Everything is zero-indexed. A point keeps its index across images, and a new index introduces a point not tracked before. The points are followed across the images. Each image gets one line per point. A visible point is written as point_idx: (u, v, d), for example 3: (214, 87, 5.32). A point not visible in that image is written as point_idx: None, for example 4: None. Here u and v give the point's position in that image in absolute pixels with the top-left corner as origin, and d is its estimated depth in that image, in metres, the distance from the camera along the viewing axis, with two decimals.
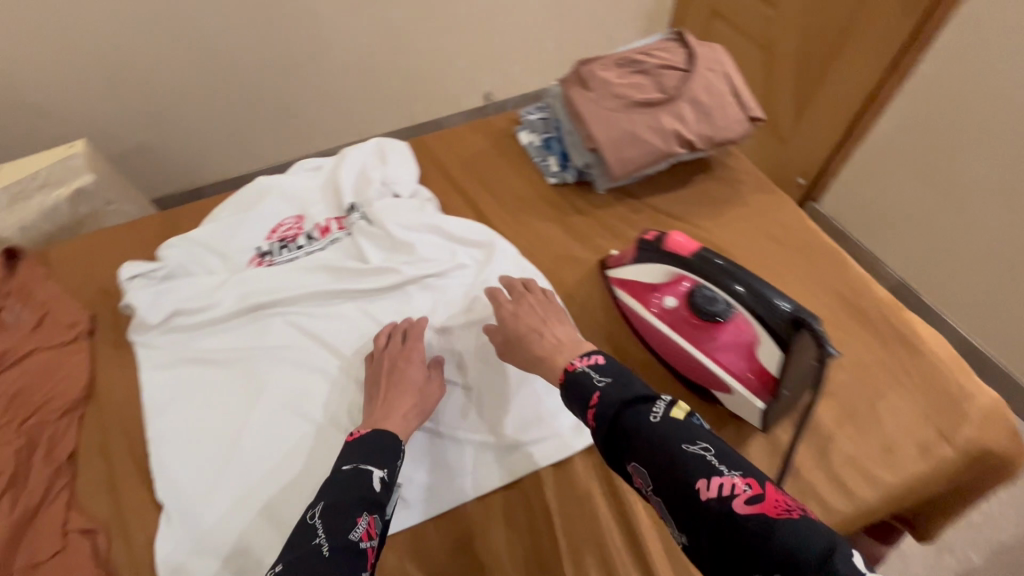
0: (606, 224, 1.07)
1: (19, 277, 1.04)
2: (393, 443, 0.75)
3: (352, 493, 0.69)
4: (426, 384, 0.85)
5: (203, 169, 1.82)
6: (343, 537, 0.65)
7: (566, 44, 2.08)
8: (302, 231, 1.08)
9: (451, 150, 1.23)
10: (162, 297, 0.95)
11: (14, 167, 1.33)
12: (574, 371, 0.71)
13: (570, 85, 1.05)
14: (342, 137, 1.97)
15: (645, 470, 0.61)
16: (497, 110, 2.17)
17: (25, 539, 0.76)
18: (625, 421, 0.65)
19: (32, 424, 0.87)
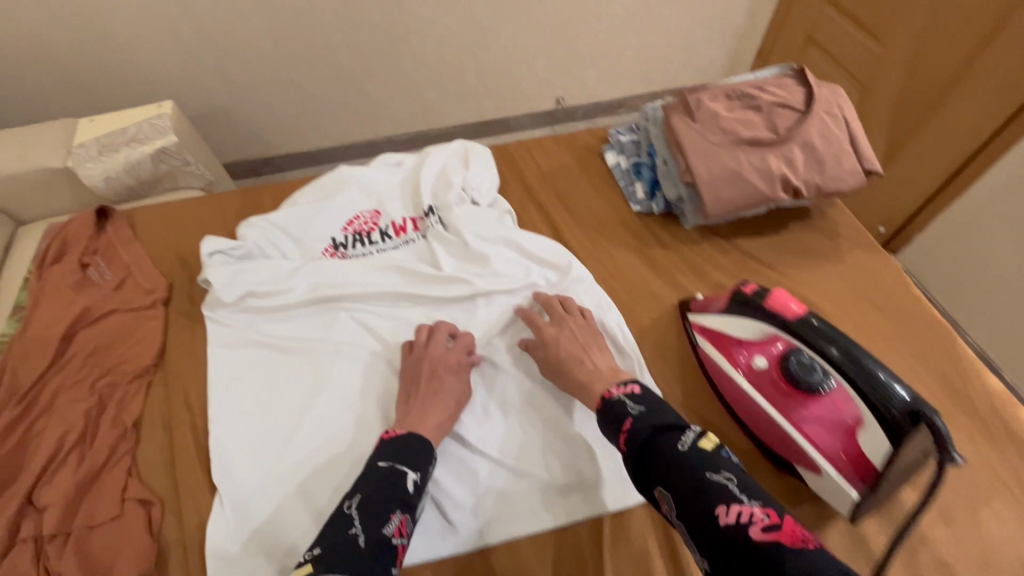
0: (689, 262, 1.02)
1: (108, 236, 1.08)
2: (428, 445, 0.74)
3: (385, 490, 0.68)
4: (463, 395, 0.83)
5: (274, 140, 1.88)
6: (376, 532, 0.64)
7: (651, 58, 2.01)
8: (378, 226, 1.07)
9: (532, 161, 1.20)
10: (238, 276, 0.95)
11: (107, 120, 1.38)
12: (611, 399, 0.71)
13: (674, 112, 1.00)
14: (411, 125, 1.98)
15: (668, 493, 0.59)
16: (567, 115, 2.12)
17: (87, 500, 0.78)
18: (653, 447, 0.63)
19: (105, 385, 0.89)
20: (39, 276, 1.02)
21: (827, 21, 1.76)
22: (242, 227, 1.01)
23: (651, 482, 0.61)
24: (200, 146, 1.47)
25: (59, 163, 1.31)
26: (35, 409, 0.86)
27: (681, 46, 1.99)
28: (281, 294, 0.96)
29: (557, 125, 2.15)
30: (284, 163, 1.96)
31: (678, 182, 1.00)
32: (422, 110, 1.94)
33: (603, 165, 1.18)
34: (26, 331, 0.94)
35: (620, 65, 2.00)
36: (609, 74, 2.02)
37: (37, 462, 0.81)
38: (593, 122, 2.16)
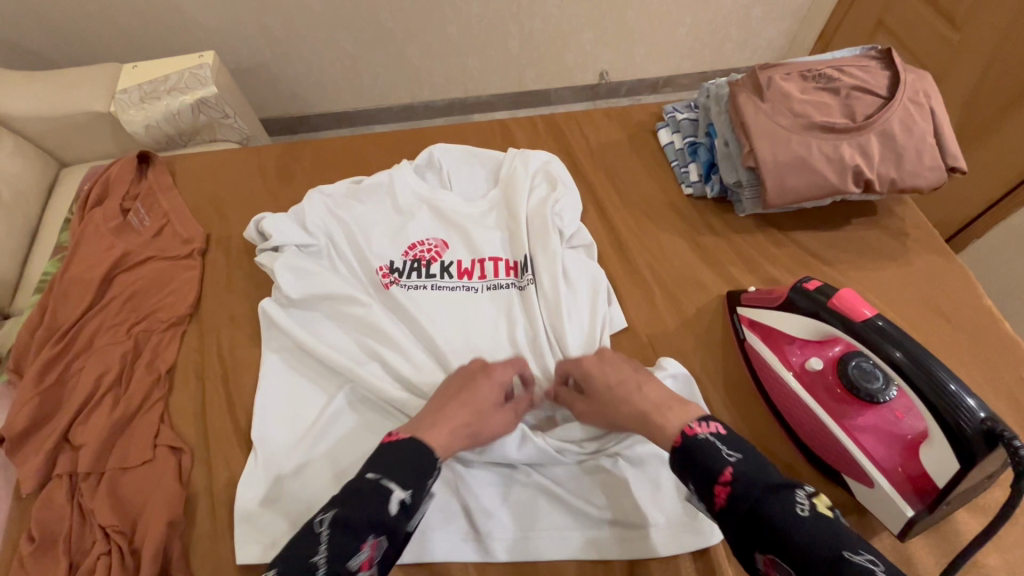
0: (740, 252, 0.97)
1: (148, 183, 1.08)
2: (426, 461, 0.63)
3: (363, 509, 0.58)
4: (493, 410, 0.73)
5: (311, 97, 1.85)
6: (340, 562, 0.54)
7: (705, 35, 1.89)
8: (440, 259, 0.93)
9: (580, 135, 1.15)
10: (299, 277, 0.90)
11: (150, 66, 1.37)
12: (696, 438, 0.61)
13: (742, 90, 0.93)
14: (449, 90, 1.92)
15: (787, 566, 0.51)
16: (609, 90, 2.04)
17: (120, 442, 0.79)
18: (765, 510, 0.53)
19: (141, 331, 0.89)
20: (82, 218, 1.02)
21: (898, 3, 1.63)
22: (303, 202, 0.96)
23: (759, 546, 0.54)
24: (239, 100, 1.45)
25: (103, 107, 1.31)
26: (73, 347, 0.87)
27: (740, 23, 1.86)
28: (333, 297, 0.89)
29: (598, 100, 2.06)
30: (321, 121, 1.95)
31: (739, 166, 0.93)
32: (461, 76, 1.88)
33: (655, 144, 1.13)
34: (67, 270, 0.94)
35: (671, 41, 1.89)
36: (658, 50, 1.91)
37: (74, 401, 0.82)
38: (635, 100, 2.07)
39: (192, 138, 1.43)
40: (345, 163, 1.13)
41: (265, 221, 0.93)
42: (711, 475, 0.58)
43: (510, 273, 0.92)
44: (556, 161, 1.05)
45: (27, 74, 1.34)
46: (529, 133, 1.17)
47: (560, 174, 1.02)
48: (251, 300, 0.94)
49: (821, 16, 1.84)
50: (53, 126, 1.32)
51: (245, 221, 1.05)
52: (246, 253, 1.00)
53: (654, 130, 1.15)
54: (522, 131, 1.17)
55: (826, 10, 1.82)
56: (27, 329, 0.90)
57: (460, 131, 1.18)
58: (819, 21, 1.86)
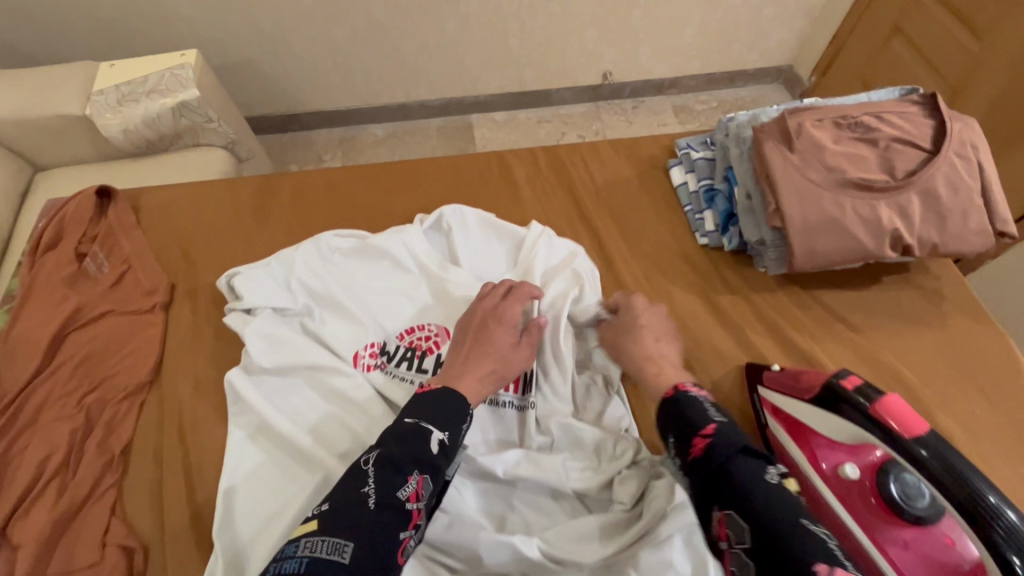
0: (760, 312, 0.88)
1: (108, 221, 0.98)
2: (459, 409, 0.69)
3: (406, 449, 0.63)
4: (513, 350, 0.78)
5: (299, 98, 1.74)
6: (388, 493, 0.60)
7: (721, 37, 1.78)
8: (437, 351, 0.85)
9: (586, 169, 1.05)
10: (276, 348, 0.82)
11: (126, 65, 1.25)
12: (691, 396, 0.71)
13: (768, 136, 0.83)
14: (445, 90, 1.81)
15: (737, 518, 0.59)
16: (612, 91, 1.91)
17: (66, 539, 0.70)
18: (733, 470, 0.62)
19: (93, 401, 0.80)
20: (32, 264, 0.92)
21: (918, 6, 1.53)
22: (283, 257, 0.88)
23: (718, 502, 0.62)
24: (224, 103, 1.33)
25: (76, 110, 1.20)
26: (17, 422, 0.78)
27: (753, 23, 1.75)
28: (313, 368, 0.81)
29: (600, 102, 1.94)
30: (310, 121, 1.83)
31: (762, 223, 0.83)
32: (457, 75, 1.76)
33: (666, 183, 1.03)
34: (13, 328, 0.85)
35: (678, 40, 1.77)
36: (664, 50, 1.80)
37: (15, 488, 0.73)
38: (640, 101, 1.95)
39: (169, 147, 1.32)
40: (326, 198, 1.03)
41: (238, 282, 0.85)
42: (693, 430, 0.67)
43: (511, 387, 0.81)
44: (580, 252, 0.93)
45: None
46: (529, 165, 1.07)
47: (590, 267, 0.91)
48: (219, 364, 0.84)
49: (835, 18, 1.72)
50: (17, 131, 1.21)
51: (217, 263, 0.96)
52: (215, 305, 0.90)
53: (666, 167, 1.05)
54: (520, 162, 1.07)
55: (840, 14, 1.69)
56: None
57: (453, 161, 1.08)
58: (831, 22, 1.74)
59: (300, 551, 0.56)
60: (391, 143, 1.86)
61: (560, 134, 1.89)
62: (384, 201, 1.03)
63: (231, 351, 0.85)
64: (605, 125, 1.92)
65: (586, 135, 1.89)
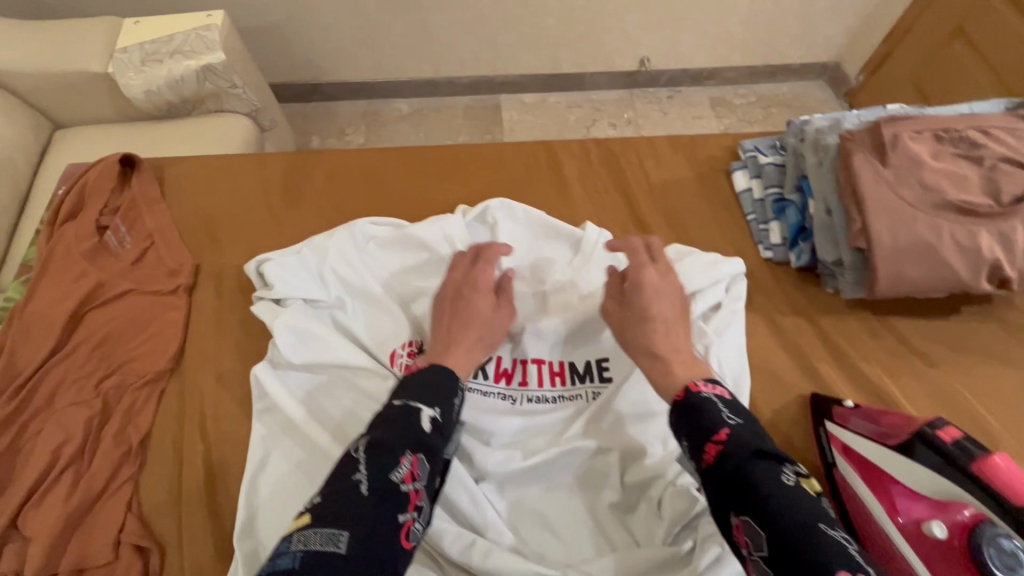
0: (827, 338, 0.81)
1: (131, 192, 0.92)
2: (449, 383, 0.65)
3: (396, 429, 0.57)
4: (494, 315, 0.76)
5: (323, 68, 1.66)
6: (384, 477, 0.53)
7: (774, 28, 1.66)
8: None
9: (640, 167, 0.98)
10: (306, 341, 0.77)
11: (151, 23, 1.17)
12: (701, 395, 0.61)
13: (858, 146, 0.75)
14: (476, 68, 1.71)
15: (758, 529, 0.50)
16: (648, 79, 1.79)
17: (77, 535, 0.66)
18: (751, 473, 0.53)
19: (111, 387, 0.75)
20: (50, 235, 0.87)
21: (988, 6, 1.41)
22: (315, 244, 0.83)
23: (734, 507, 0.53)
24: (247, 67, 1.25)
25: (99, 68, 1.14)
26: (31, 404, 0.74)
27: (808, 15, 1.62)
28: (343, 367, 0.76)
29: (634, 89, 1.82)
30: (334, 92, 1.73)
31: (841, 242, 0.76)
32: (488, 52, 1.66)
33: (727, 188, 0.95)
34: (29, 303, 0.80)
35: (722, 31, 1.65)
36: (706, 39, 1.67)
37: (27, 476, 0.69)
38: (676, 91, 1.82)
39: (192, 112, 1.25)
40: (359, 181, 0.96)
41: (266, 268, 0.80)
42: (705, 432, 0.57)
43: (555, 381, 0.77)
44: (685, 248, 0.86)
45: (7, 22, 1.16)
46: (578, 159, 0.99)
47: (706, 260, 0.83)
48: (244, 355, 0.79)
49: (891, 15, 1.60)
50: (39, 85, 1.15)
51: (244, 245, 0.90)
52: (242, 291, 0.85)
53: (728, 170, 0.97)
54: (569, 156, 1.00)
55: (897, 12, 1.58)
56: None
57: (496, 150, 1.01)
58: (889, 18, 1.60)
59: (293, 547, 0.48)
60: (416, 119, 1.76)
61: (590, 121, 1.77)
62: (423, 190, 0.96)
63: (258, 342, 0.80)
64: (638, 114, 1.80)
65: (618, 124, 1.77)
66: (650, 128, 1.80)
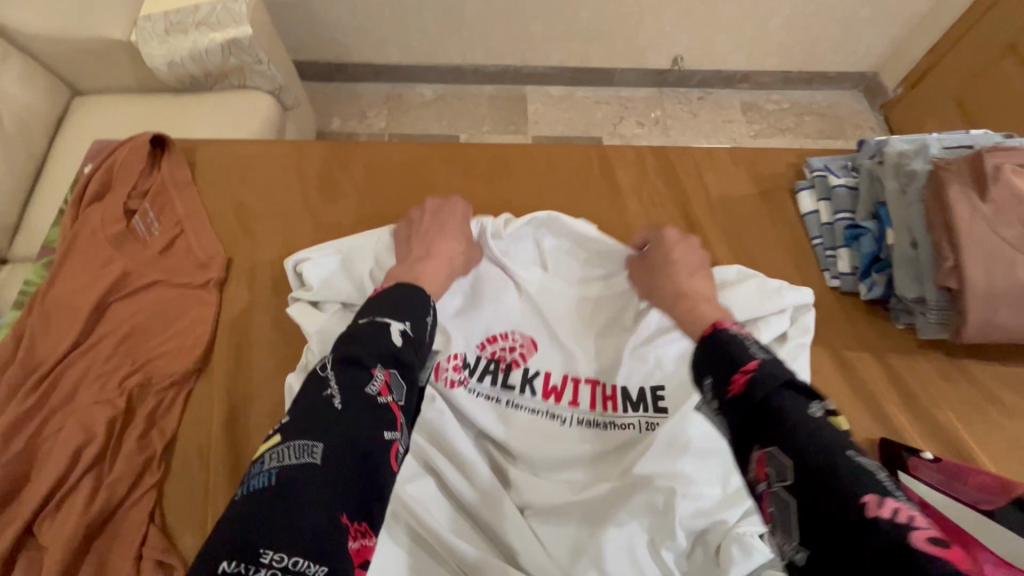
0: (897, 377, 0.76)
1: (161, 175, 0.87)
2: (421, 302, 0.60)
3: (368, 344, 0.52)
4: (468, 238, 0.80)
5: (349, 46, 1.58)
6: (354, 390, 0.48)
7: (820, 35, 1.57)
8: (523, 365, 0.75)
9: (698, 177, 0.92)
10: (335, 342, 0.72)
11: None
12: (729, 334, 0.58)
13: (955, 177, 0.69)
14: (503, 57, 1.63)
15: (783, 457, 0.45)
16: (681, 79, 1.70)
17: (96, 546, 0.63)
18: (779, 403, 0.48)
19: (135, 385, 0.71)
20: (75, 216, 0.82)
21: None
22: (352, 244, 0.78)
23: (756, 439, 0.48)
24: (273, 43, 1.18)
25: (122, 36, 1.07)
26: (51, 400, 0.69)
27: (860, 21, 1.53)
28: None
29: (664, 88, 1.72)
30: (358, 74, 1.66)
31: (925, 278, 0.71)
32: (516, 40, 1.57)
33: (792, 209, 0.89)
34: (51, 289, 0.75)
35: (763, 33, 1.56)
36: (746, 41, 1.58)
37: (44, 479, 0.64)
38: (707, 93, 1.72)
39: (214, 87, 1.17)
40: (402, 176, 0.91)
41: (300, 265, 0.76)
42: (733, 364, 0.53)
43: (607, 405, 0.72)
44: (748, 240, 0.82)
45: None
46: (632, 165, 0.94)
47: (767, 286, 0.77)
48: (276, 360, 0.74)
49: (941, 25, 1.49)
50: (55, 49, 1.09)
51: (278, 238, 0.85)
52: (275, 288, 0.80)
53: (792, 189, 0.92)
54: (623, 163, 0.94)
55: (946, 23, 1.47)
56: None
57: (546, 152, 0.95)
58: (936, 29, 1.50)
59: (268, 464, 0.44)
60: (440, 105, 1.67)
61: (618, 118, 1.68)
62: (468, 192, 0.90)
63: (292, 346, 0.75)
64: (666, 112, 1.69)
65: (645, 123, 1.68)
66: (679, 129, 1.68)
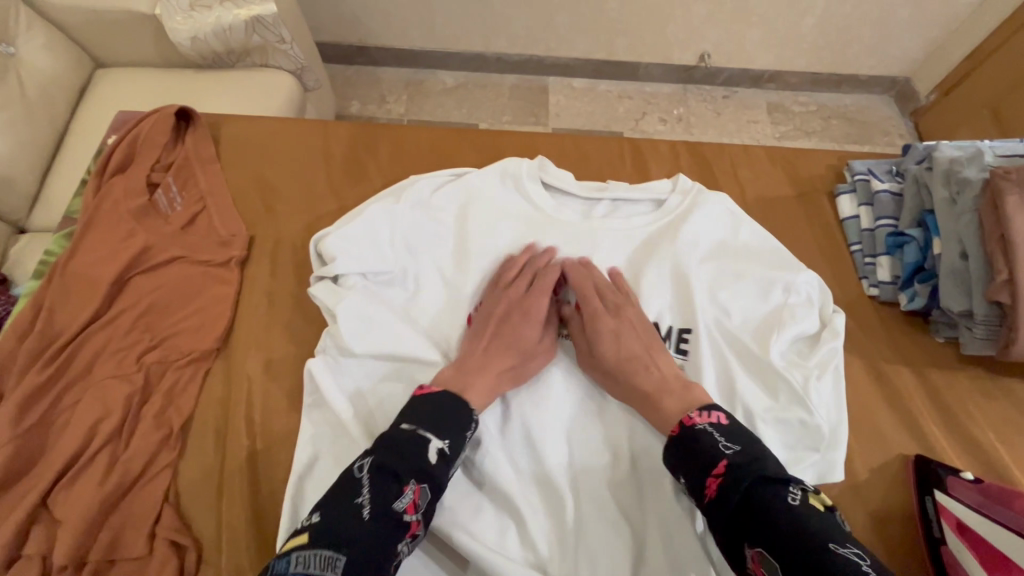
0: (936, 394, 0.73)
1: (185, 149, 0.85)
2: (463, 413, 0.59)
3: (404, 457, 0.54)
4: (538, 342, 0.69)
5: (373, 28, 1.55)
6: (386, 504, 0.51)
7: (856, 37, 1.51)
8: (557, 296, 0.74)
9: (734, 177, 0.89)
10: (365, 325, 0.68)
11: None
12: (693, 427, 0.58)
13: (1015, 186, 0.66)
14: (527, 48, 1.59)
15: (773, 561, 0.48)
16: (706, 77, 1.65)
17: (109, 522, 0.62)
18: (755, 500, 0.51)
19: (154, 362, 0.70)
20: (98, 187, 0.80)
21: None
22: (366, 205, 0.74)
23: (745, 538, 0.50)
24: (297, 22, 1.15)
25: (146, 9, 1.06)
26: (68, 372, 0.68)
27: (900, 24, 1.47)
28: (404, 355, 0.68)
29: (689, 84, 1.68)
30: (380, 57, 1.63)
31: (975, 293, 0.68)
32: (540, 30, 1.54)
33: (831, 213, 0.86)
34: (72, 260, 0.74)
35: (796, 33, 1.51)
36: (777, 40, 1.53)
37: (60, 453, 0.64)
38: (733, 91, 1.68)
39: (236, 64, 1.15)
40: (429, 161, 0.89)
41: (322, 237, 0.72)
42: (704, 466, 0.55)
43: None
44: (744, 216, 0.77)
45: None
46: (667, 162, 0.91)
47: (790, 272, 0.72)
48: (296, 344, 0.73)
49: (982, 32, 1.42)
50: (79, 19, 1.07)
51: (301, 220, 0.83)
52: (298, 270, 0.79)
53: (832, 193, 0.88)
54: (657, 159, 0.91)
55: (988, 30, 1.41)
56: (14, 331, 0.70)
57: (578, 144, 0.92)
58: (975, 36, 1.44)
59: (291, 568, 0.47)
60: (461, 93, 1.64)
61: (640, 114, 1.64)
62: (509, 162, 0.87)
63: (313, 330, 0.74)
64: (690, 110, 1.65)
65: (668, 120, 1.64)
66: (701, 127, 1.64)
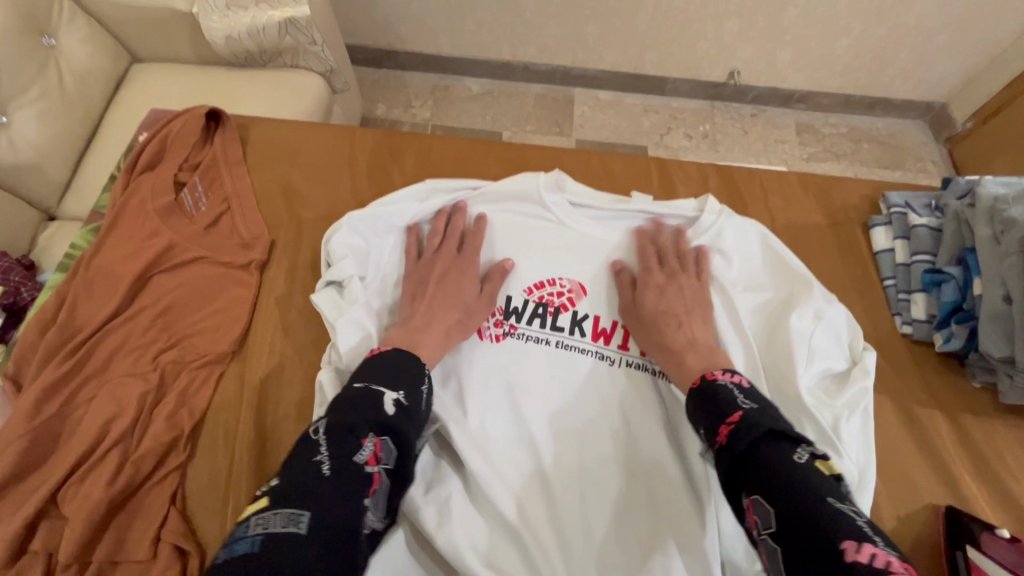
0: (970, 440, 0.69)
1: (213, 150, 0.86)
2: (414, 367, 0.59)
3: (357, 412, 0.52)
4: (476, 299, 0.70)
5: (403, 32, 1.55)
6: (347, 456, 0.48)
7: (892, 60, 1.47)
8: (573, 309, 0.72)
9: (764, 202, 0.87)
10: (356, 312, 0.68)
11: None
12: (715, 382, 0.57)
13: None
14: (553, 58, 1.59)
15: (768, 505, 0.46)
16: (735, 94, 1.62)
17: (116, 523, 0.62)
18: (764, 453, 0.49)
19: (169, 362, 0.70)
20: (126, 183, 0.81)
21: None
22: (376, 207, 0.74)
23: (745, 487, 0.49)
24: (330, 24, 1.16)
25: (184, 7, 1.07)
26: (85, 368, 0.69)
27: (940, 48, 1.43)
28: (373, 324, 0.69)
29: (717, 101, 1.65)
30: (407, 62, 1.64)
31: (1017, 338, 0.65)
32: (569, 40, 1.52)
33: (864, 245, 0.83)
34: (96, 256, 0.75)
35: (830, 54, 1.47)
36: (809, 60, 1.50)
37: (72, 450, 0.64)
38: (761, 110, 1.65)
39: (267, 64, 1.17)
40: (453, 172, 0.88)
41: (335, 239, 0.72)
42: (719, 414, 0.54)
43: None
44: (772, 241, 0.75)
45: None
46: (694, 183, 0.89)
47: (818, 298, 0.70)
48: (311, 350, 0.73)
49: None
50: (117, 14, 1.09)
51: (323, 225, 0.83)
52: (317, 275, 0.78)
53: (866, 224, 0.85)
54: (684, 179, 0.89)
55: None
56: (35, 324, 0.71)
57: (605, 160, 0.91)
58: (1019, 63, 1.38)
59: (251, 531, 0.43)
60: (485, 101, 1.64)
61: (666, 128, 1.62)
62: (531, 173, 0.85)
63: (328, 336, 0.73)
64: (718, 127, 1.63)
65: (693, 136, 1.62)
66: (727, 144, 1.62)
